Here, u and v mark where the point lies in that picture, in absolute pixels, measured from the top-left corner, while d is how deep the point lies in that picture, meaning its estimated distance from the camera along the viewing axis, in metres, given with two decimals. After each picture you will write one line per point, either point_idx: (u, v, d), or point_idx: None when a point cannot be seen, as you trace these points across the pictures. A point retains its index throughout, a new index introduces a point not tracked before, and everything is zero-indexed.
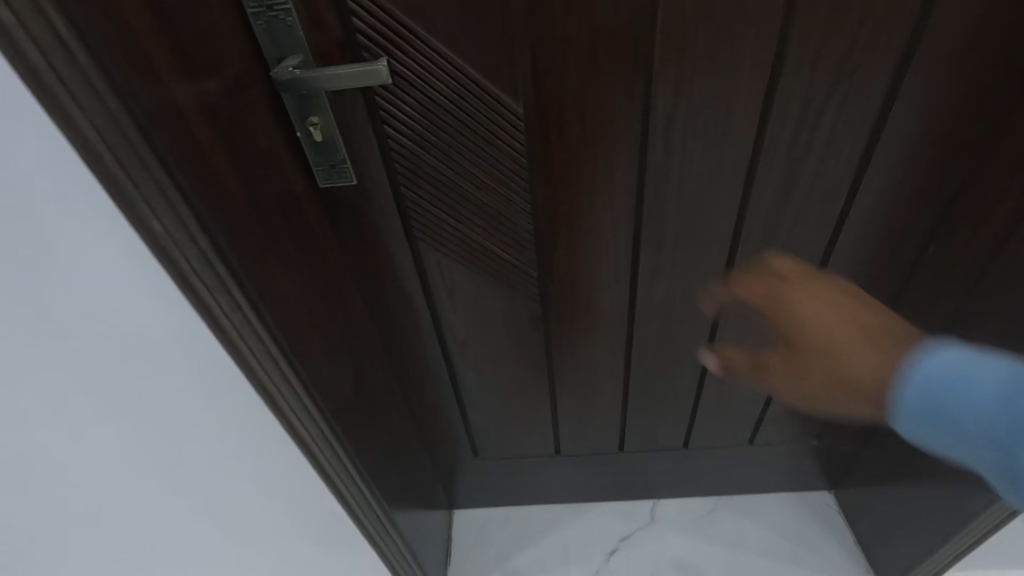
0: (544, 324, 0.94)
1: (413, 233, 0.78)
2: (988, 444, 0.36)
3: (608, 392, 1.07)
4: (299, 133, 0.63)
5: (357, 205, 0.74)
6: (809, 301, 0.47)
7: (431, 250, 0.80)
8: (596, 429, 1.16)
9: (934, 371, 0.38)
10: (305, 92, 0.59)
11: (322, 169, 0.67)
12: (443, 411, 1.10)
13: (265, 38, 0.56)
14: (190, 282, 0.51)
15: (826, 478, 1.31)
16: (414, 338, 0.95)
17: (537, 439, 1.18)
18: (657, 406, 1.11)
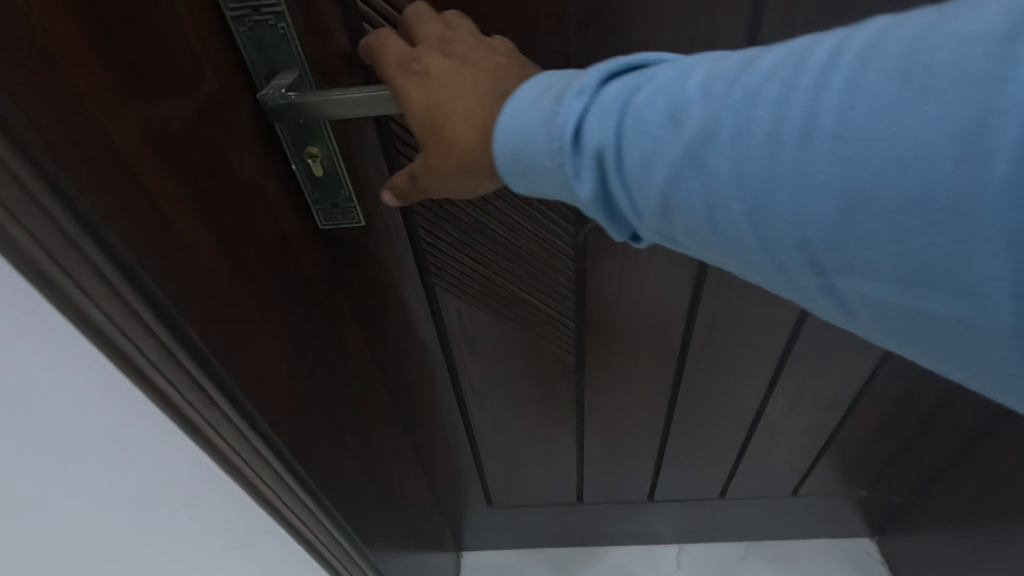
0: (577, 374, 0.81)
1: (429, 276, 0.67)
2: (549, 172, 0.36)
3: (642, 441, 0.95)
4: (294, 165, 0.50)
5: (369, 250, 0.60)
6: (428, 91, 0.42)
7: (450, 295, 0.69)
8: (625, 477, 1.04)
9: (507, 116, 0.37)
10: (301, 120, 0.46)
11: (323, 209, 0.53)
12: (456, 460, 0.98)
13: (251, 51, 0.43)
14: (149, 381, 0.40)
15: (870, 526, 1.19)
16: (428, 387, 0.82)
17: (559, 487, 1.06)
18: (696, 456, 0.99)
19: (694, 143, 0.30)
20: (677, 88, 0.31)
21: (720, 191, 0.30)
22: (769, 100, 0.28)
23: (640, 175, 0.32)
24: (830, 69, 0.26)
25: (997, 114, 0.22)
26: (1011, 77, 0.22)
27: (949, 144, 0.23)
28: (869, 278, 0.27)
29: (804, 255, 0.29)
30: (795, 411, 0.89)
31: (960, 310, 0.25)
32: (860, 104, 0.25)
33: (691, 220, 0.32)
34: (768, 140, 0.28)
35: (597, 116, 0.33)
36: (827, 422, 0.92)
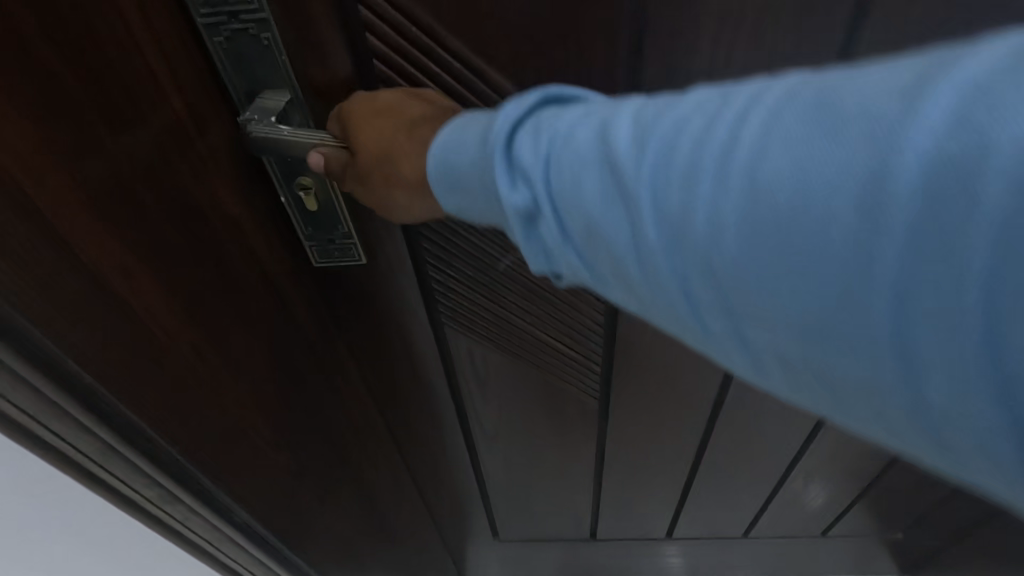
0: (600, 417, 0.74)
1: (438, 316, 0.59)
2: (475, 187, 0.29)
3: (665, 481, 0.88)
4: (283, 199, 0.40)
5: (375, 295, 0.52)
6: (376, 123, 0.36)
7: (461, 337, 0.61)
8: (644, 515, 0.97)
9: (444, 137, 0.31)
10: (293, 155, 0.37)
11: (317, 245, 0.44)
12: (464, 495, 0.91)
13: (228, 66, 0.34)
14: (91, 478, 0.35)
15: (903, 567, 1.12)
16: (437, 429, 0.75)
17: (572, 522, 0.99)
18: (723, 496, 0.92)
19: (612, 182, 0.24)
20: (595, 115, 0.25)
21: (644, 248, 0.23)
22: (692, 135, 0.22)
23: (568, 217, 0.25)
24: (756, 98, 0.21)
25: (965, 166, 0.16)
26: (914, 127, 0.17)
27: (908, 202, 0.17)
28: (824, 372, 0.21)
29: (745, 334, 0.22)
30: (837, 456, 0.82)
31: (915, 418, 0.19)
32: (783, 153, 0.19)
33: (623, 276, 0.25)
34: (692, 184, 0.21)
35: (529, 139, 0.26)
36: (870, 467, 0.84)
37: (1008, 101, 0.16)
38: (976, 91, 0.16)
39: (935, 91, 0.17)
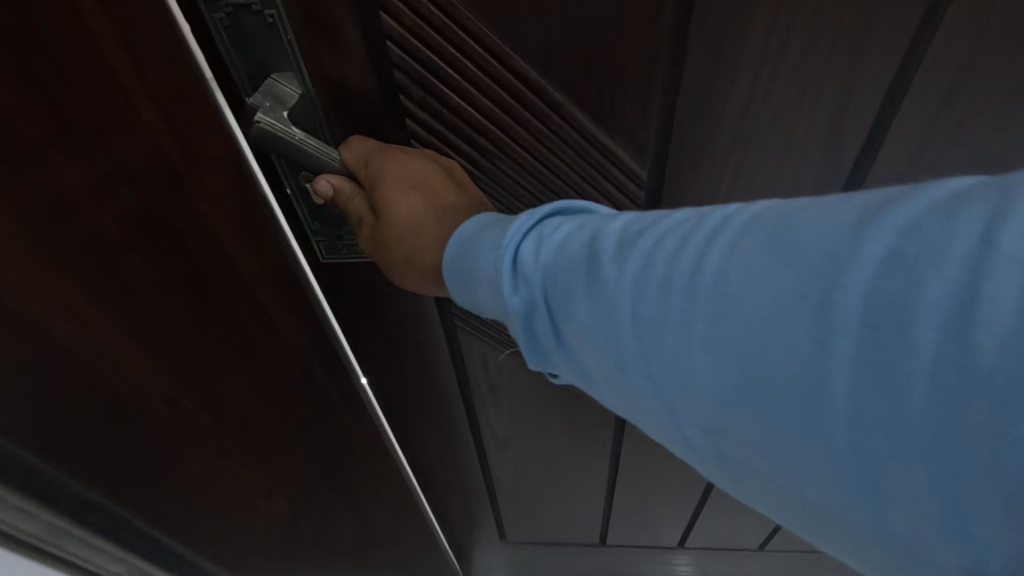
0: (617, 427, 0.71)
1: (450, 320, 0.56)
2: (480, 285, 0.28)
3: (680, 494, 0.85)
4: (288, 189, 0.38)
5: (386, 297, 0.48)
6: (407, 201, 0.34)
7: (475, 342, 0.59)
8: (656, 525, 0.94)
9: (464, 231, 0.30)
10: (298, 156, 0.33)
11: (326, 242, 0.41)
12: (472, 502, 0.89)
13: (229, 48, 0.31)
14: (39, 550, 0.35)
15: None
16: (447, 437, 0.72)
17: (580, 530, 0.97)
18: (740, 510, 0.89)
19: (597, 296, 0.24)
20: (587, 229, 0.26)
21: (626, 368, 0.23)
22: (665, 253, 0.23)
23: (562, 319, 0.26)
24: (726, 237, 0.21)
25: (923, 344, 0.16)
26: (855, 268, 0.18)
27: (866, 370, 0.17)
28: (803, 511, 0.20)
29: (728, 466, 0.22)
30: None
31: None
32: (742, 277, 0.20)
33: (616, 383, 0.24)
34: (665, 315, 0.22)
35: (534, 244, 0.27)
36: None
37: (956, 281, 0.16)
38: (891, 246, 0.17)
39: (893, 261, 0.17)
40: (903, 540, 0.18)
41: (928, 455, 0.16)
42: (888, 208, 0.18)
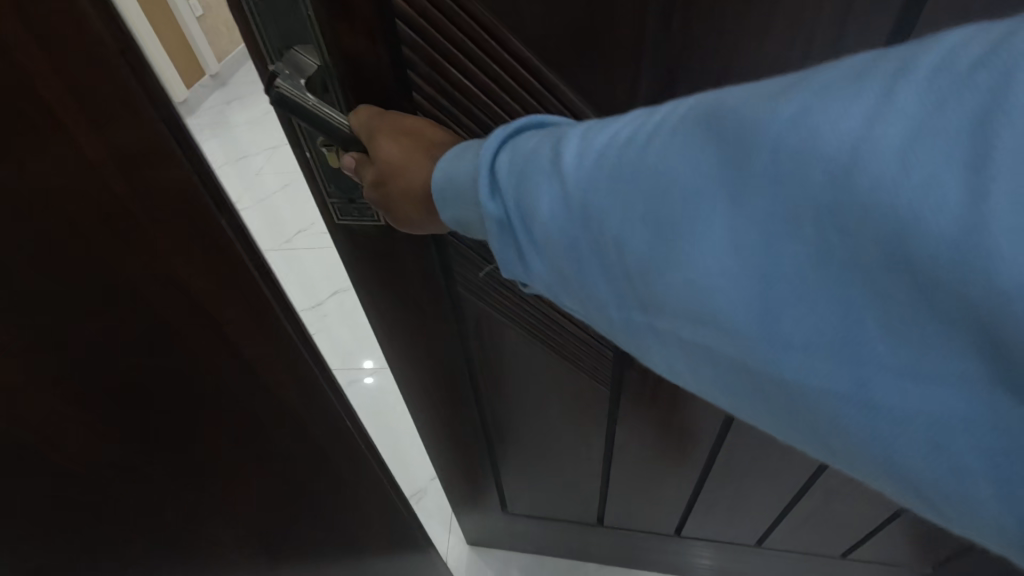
0: (613, 407, 0.74)
1: (456, 287, 0.57)
2: (462, 197, 0.33)
3: (676, 479, 0.88)
4: (309, 153, 0.44)
5: (391, 258, 0.53)
6: (393, 145, 0.38)
7: (481, 308, 0.60)
8: (653, 508, 0.97)
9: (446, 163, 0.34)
10: (311, 116, 0.39)
11: (340, 203, 0.47)
12: (476, 471, 0.93)
13: (259, 20, 0.37)
14: None
15: None
16: (451, 404, 0.76)
17: (579, 507, 1.01)
18: (736, 503, 0.90)
19: (566, 190, 0.29)
20: (549, 137, 0.31)
21: (583, 255, 0.30)
22: (622, 145, 0.28)
23: (528, 217, 0.30)
24: (669, 127, 0.27)
25: (819, 186, 0.24)
26: (773, 145, 0.24)
27: (778, 210, 0.25)
28: (729, 340, 0.28)
29: (657, 324, 0.30)
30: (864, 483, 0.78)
31: (818, 374, 0.26)
32: (690, 159, 0.26)
33: (582, 263, 0.30)
34: (622, 198, 0.28)
35: (506, 153, 0.31)
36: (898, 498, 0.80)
37: (840, 144, 0.23)
38: (797, 123, 0.24)
39: (794, 129, 0.24)
40: (797, 334, 0.26)
41: (825, 270, 0.25)
42: (792, 97, 0.24)
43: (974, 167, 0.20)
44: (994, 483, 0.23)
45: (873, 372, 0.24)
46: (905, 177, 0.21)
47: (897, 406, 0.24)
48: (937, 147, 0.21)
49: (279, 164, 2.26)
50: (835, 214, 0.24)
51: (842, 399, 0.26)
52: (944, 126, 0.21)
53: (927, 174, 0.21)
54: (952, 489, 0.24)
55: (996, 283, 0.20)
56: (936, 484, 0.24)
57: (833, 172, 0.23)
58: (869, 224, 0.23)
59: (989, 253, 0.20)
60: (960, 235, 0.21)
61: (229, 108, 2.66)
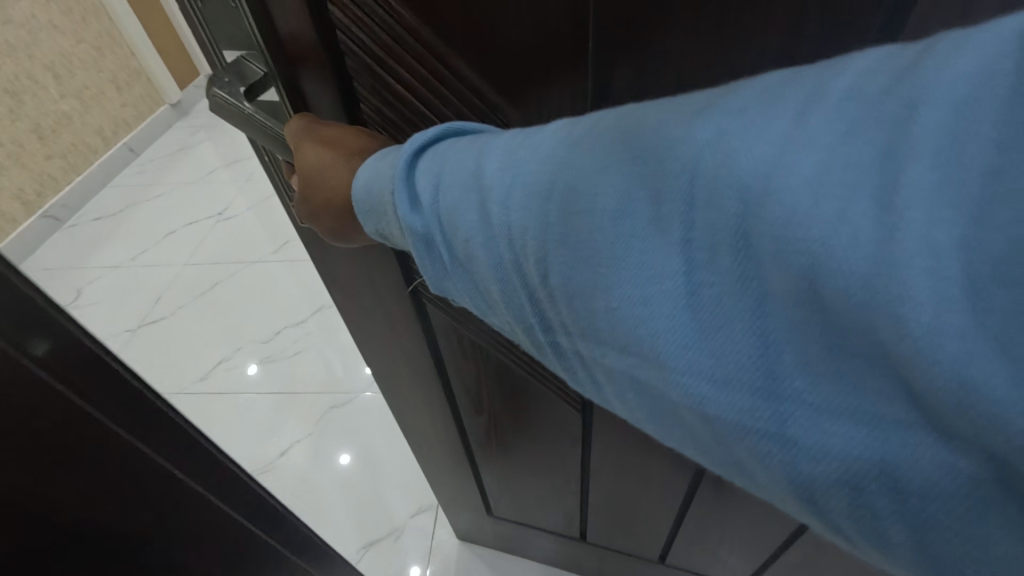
0: (586, 432, 0.72)
1: (423, 298, 0.56)
2: (383, 211, 0.32)
3: (655, 508, 0.84)
4: (264, 157, 0.49)
5: (355, 263, 0.54)
6: (318, 153, 0.36)
7: (447, 323, 0.59)
8: (637, 533, 0.94)
9: (363, 181, 0.33)
10: (244, 122, 0.43)
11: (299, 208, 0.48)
12: (456, 474, 0.93)
13: (210, 38, 0.43)
14: None
15: None
16: (427, 408, 0.76)
17: (561, 521, 1.00)
18: (720, 539, 0.86)
19: (485, 205, 0.28)
20: (471, 148, 0.29)
21: (506, 275, 0.29)
22: (543, 161, 0.27)
23: (451, 233, 0.30)
24: (590, 143, 0.26)
25: (732, 215, 0.22)
26: (688, 167, 0.23)
27: (696, 239, 0.23)
28: (650, 370, 0.26)
29: (580, 348, 0.29)
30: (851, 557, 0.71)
31: (738, 411, 0.24)
32: (607, 178, 0.25)
33: (506, 281, 0.29)
34: (540, 215, 0.27)
35: (428, 166, 0.30)
36: None
37: (754, 172, 0.21)
38: (712, 145, 0.22)
39: (708, 151, 0.22)
40: (716, 369, 0.24)
41: (744, 302, 0.23)
42: (707, 119, 0.23)
43: (884, 205, 0.19)
44: (908, 531, 0.21)
45: (790, 411, 0.23)
46: (817, 209, 0.20)
47: (816, 447, 0.22)
48: (849, 178, 0.19)
49: None
50: (747, 245, 0.22)
51: (762, 439, 0.24)
52: (854, 155, 0.19)
53: (838, 207, 0.19)
54: (866, 529, 0.23)
55: (904, 330, 0.18)
56: (855, 527, 0.23)
57: (747, 201, 0.21)
58: (782, 259, 0.21)
59: (901, 292, 0.18)
60: (874, 276, 0.19)
61: None
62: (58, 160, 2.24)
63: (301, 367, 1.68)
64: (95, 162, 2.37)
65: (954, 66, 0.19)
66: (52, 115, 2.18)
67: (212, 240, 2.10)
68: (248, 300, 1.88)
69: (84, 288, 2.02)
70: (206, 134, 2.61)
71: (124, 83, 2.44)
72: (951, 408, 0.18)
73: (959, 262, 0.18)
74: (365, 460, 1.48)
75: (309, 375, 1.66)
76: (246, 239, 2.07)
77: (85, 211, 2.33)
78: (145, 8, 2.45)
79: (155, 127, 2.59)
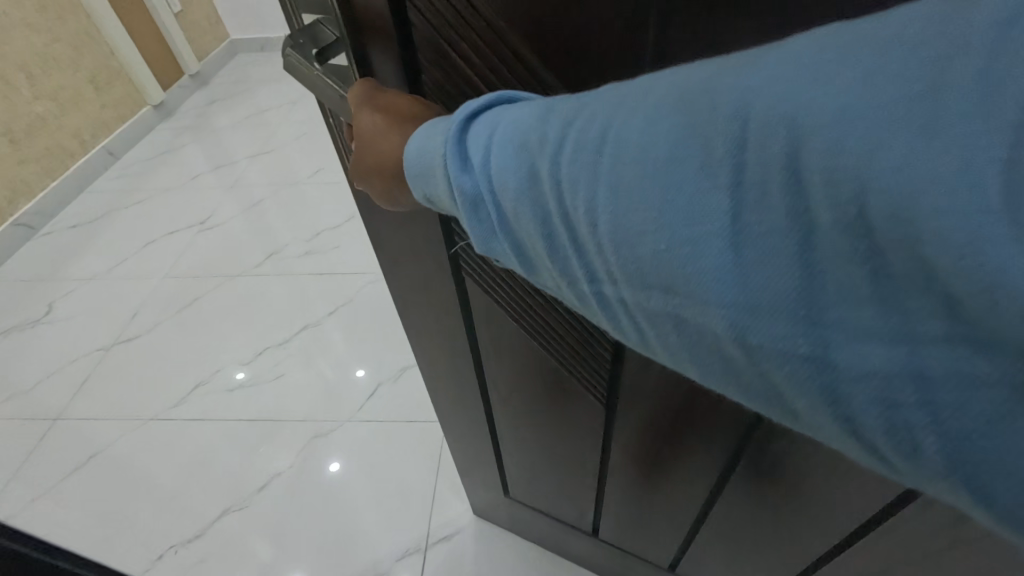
0: (609, 418, 0.71)
1: (461, 269, 0.58)
2: (430, 175, 0.33)
3: (670, 515, 0.82)
4: (333, 120, 0.53)
5: (402, 230, 0.56)
6: (372, 118, 0.38)
7: (481, 297, 0.60)
8: (647, 538, 0.92)
9: (417, 145, 0.35)
10: (311, 81, 0.48)
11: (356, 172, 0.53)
12: (479, 451, 0.95)
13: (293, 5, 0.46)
14: None
15: None
16: (454, 384, 0.79)
17: (574, 511, 1.00)
18: (730, 560, 0.82)
19: (535, 161, 0.29)
20: (523, 112, 0.31)
21: (554, 229, 0.30)
22: (594, 117, 0.28)
23: (499, 192, 0.31)
24: (643, 97, 0.28)
25: (781, 152, 0.24)
26: (740, 112, 0.25)
27: (745, 180, 0.25)
28: (693, 308, 0.28)
29: (626, 297, 0.30)
30: None
31: (782, 338, 0.26)
32: (659, 128, 0.26)
33: (554, 234, 0.30)
34: (591, 167, 0.28)
35: (480, 131, 0.32)
36: None
37: (803, 112, 0.23)
38: (764, 91, 0.24)
39: (761, 97, 0.24)
40: (761, 300, 0.26)
41: (792, 236, 0.24)
42: (758, 71, 0.25)
43: (926, 131, 0.21)
44: (939, 439, 0.24)
45: (831, 333, 0.25)
46: (864, 139, 0.22)
47: (856, 365, 0.25)
48: (891, 111, 0.22)
49: (273, 171, 2.34)
50: (796, 178, 0.24)
51: (802, 361, 0.26)
52: (897, 91, 0.22)
53: (882, 136, 0.21)
54: (899, 440, 0.25)
55: (943, 237, 0.21)
56: (885, 436, 0.25)
57: (795, 137, 0.23)
58: (829, 188, 0.23)
59: (944, 207, 0.20)
60: (915, 194, 0.21)
61: (221, 113, 2.74)
62: (32, 166, 2.16)
63: (295, 375, 1.66)
64: (72, 167, 2.32)
65: (984, 24, 0.21)
66: (26, 118, 2.09)
67: (193, 248, 2.06)
68: (242, 305, 1.86)
69: (57, 301, 1.94)
70: (191, 135, 2.61)
71: (105, 82, 2.42)
72: (987, 314, 0.21)
73: (998, 178, 0.20)
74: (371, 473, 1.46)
75: (302, 382, 1.64)
76: (234, 247, 2.05)
77: (59, 218, 2.26)
78: (127, 7, 2.50)
79: (135, 130, 2.58)
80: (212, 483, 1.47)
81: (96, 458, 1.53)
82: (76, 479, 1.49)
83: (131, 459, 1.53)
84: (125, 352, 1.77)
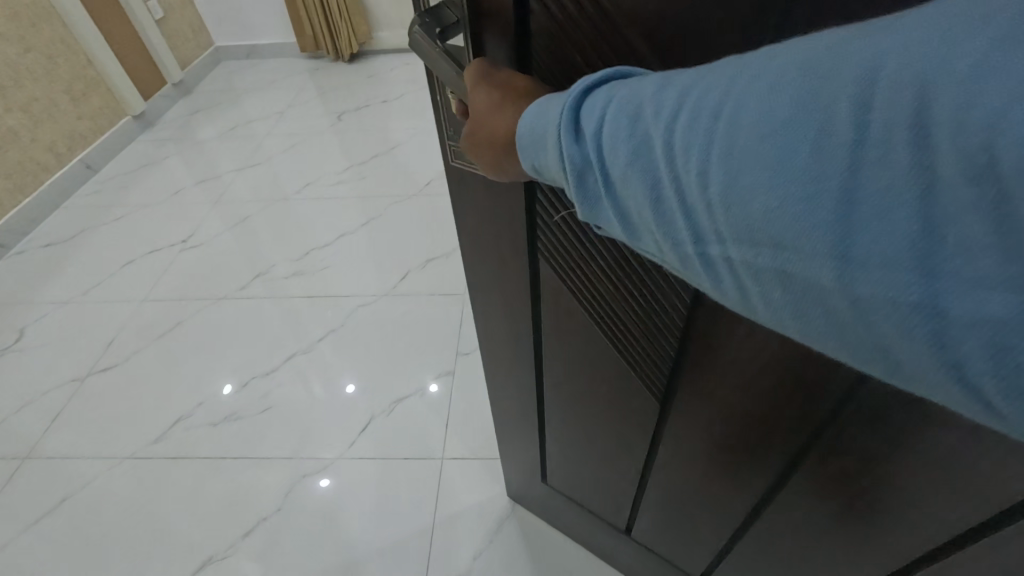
0: (664, 410, 0.72)
1: (535, 245, 0.64)
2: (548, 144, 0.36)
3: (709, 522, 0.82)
4: (439, 96, 0.59)
5: (486, 204, 0.63)
6: (486, 97, 0.44)
7: (547, 273, 0.66)
8: (683, 542, 0.92)
9: (531, 120, 0.40)
10: (429, 59, 0.54)
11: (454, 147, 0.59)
12: (523, 430, 0.99)
13: None
14: None
15: None
16: (512, 359, 0.84)
17: (612, 505, 1.00)
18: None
19: (653, 128, 0.32)
20: (643, 85, 0.33)
21: (664, 194, 0.32)
22: (718, 86, 0.30)
23: (611, 158, 0.33)
24: (770, 65, 0.29)
25: (907, 106, 0.25)
26: (869, 73, 0.26)
27: (867, 136, 0.26)
28: (800, 262, 0.29)
29: (732, 256, 0.31)
30: None
31: (891, 290, 0.26)
32: (784, 92, 0.28)
33: (662, 198, 0.32)
34: (709, 130, 0.29)
35: (596, 106, 0.35)
36: None
37: (931, 69, 0.24)
38: (892, 52, 0.26)
39: (892, 58, 0.26)
40: (871, 252, 0.26)
41: (910, 188, 0.25)
42: (890, 37, 0.26)
43: None
44: None
45: (944, 285, 0.25)
46: (991, 90, 0.23)
47: (968, 316, 0.24)
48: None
49: (264, 184, 2.29)
50: (921, 131, 0.24)
51: (912, 314, 0.26)
52: None
53: (1014, 87, 0.22)
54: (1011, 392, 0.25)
55: None
56: (999, 390, 0.25)
57: (923, 91, 0.24)
58: (953, 138, 0.23)
59: None
60: None
61: (205, 126, 2.67)
62: (4, 181, 2.02)
63: (297, 396, 1.61)
64: (46, 181, 2.19)
65: None
66: None
67: (178, 266, 1.98)
68: (241, 323, 1.80)
69: (28, 327, 1.81)
70: (174, 148, 2.54)
71: (81, 92, 2.31)
72: None
73: None
74: (377, 497, 1.39)
75: (304, 403, 1.59)
76: (219, 269, 1.96)
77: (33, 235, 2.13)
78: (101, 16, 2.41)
79: (112, 142, 2.48)
80: (202, 521, 1.38)
81: (67, 502, 1.42)
82: (66, 508, 1.41)
83: (115, 496, 1.43)
84: (110, 378, 1.67)
